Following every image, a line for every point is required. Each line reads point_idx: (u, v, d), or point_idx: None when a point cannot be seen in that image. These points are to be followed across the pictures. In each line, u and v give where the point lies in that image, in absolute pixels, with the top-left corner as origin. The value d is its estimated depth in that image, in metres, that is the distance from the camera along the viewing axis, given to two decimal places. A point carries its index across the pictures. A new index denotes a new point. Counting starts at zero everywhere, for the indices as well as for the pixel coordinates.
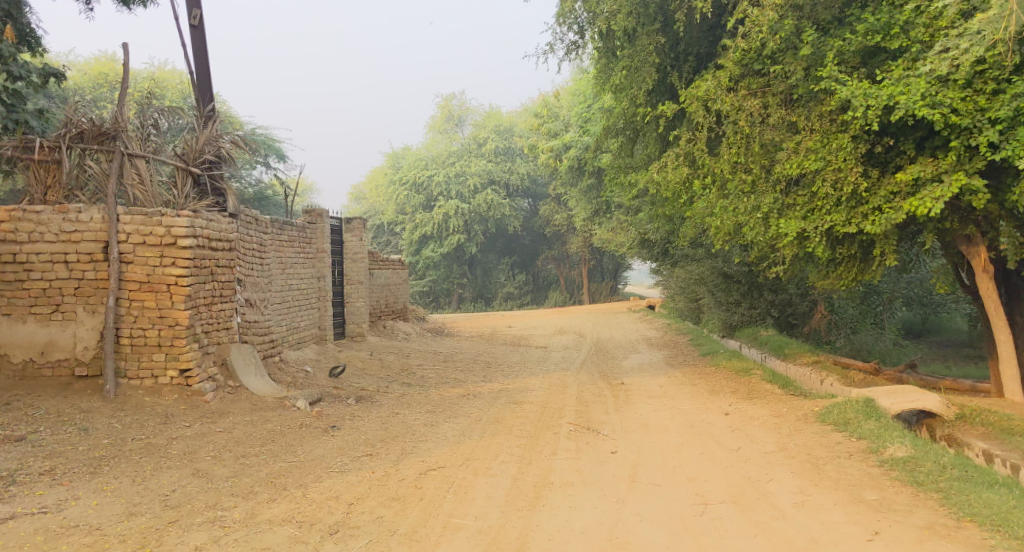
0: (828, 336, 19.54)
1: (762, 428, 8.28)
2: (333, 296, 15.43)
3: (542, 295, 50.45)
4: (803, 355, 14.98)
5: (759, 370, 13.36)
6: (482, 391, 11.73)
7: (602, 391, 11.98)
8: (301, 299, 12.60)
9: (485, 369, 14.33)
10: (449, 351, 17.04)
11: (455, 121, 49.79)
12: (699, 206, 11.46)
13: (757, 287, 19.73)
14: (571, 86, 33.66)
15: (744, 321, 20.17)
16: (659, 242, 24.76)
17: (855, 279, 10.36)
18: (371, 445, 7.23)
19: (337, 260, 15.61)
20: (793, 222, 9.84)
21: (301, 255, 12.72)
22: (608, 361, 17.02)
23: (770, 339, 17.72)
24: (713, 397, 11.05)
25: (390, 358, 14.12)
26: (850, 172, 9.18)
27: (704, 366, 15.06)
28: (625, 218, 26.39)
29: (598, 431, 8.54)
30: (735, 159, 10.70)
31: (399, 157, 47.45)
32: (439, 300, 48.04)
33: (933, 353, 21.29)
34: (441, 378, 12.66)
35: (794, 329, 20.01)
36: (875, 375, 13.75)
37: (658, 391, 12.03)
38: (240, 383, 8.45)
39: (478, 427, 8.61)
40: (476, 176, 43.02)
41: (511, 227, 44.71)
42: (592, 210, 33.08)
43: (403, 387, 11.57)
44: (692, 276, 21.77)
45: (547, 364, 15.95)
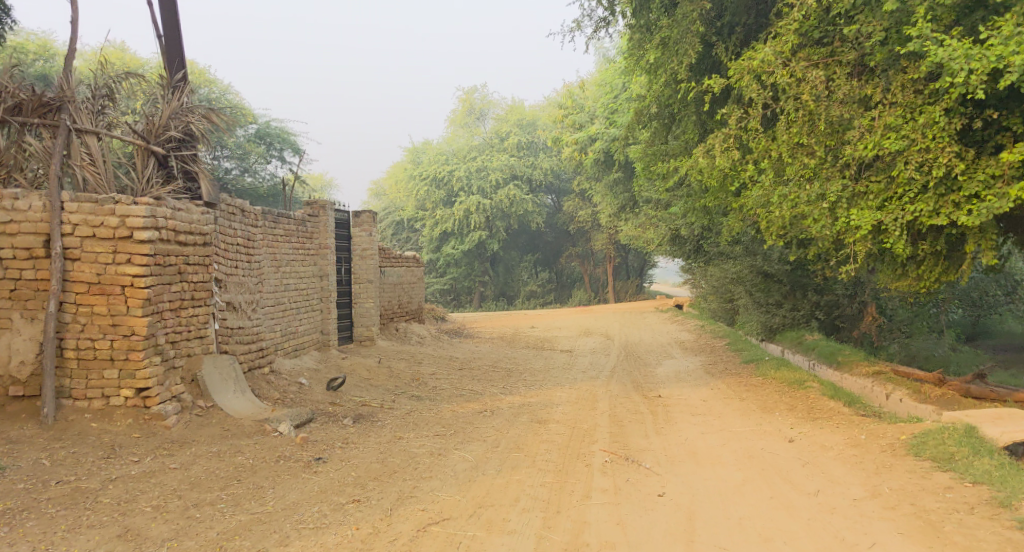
0: (880, 341, 17.98)
1: (840, 465, 6.85)
2: (340, 297, 14.16)
3: (565, 294, 48.99)
4: (859, 363, 13.45)
5: (813, 383, 11.87)
6: (502, 406, 10.38)
7: (637, 407, 10.60)
8: (299, 301, 11.31)
9: (506, 378, 13.00)
10: (467, 356, 15.69)
11: (477, 115, 48.44)
12: (751, 194, 10.01)
13: (801, 288, 18.17)
14: (597, 76, 32.15)
15: (786, 324, 18.47)
16: (691, 238, 23.23)
17: (938, 279, 8.90)
18: (365, 485, 5.91)
19: (344, 257, 14.34)
20: (868, 213, 8.39)
21: (299, 252, 11.44)
22: (640, 368, 15.59)
23: (818, 344, 16.18)
24: (766, 417, 9.61)
25: (401, 365, 12.82)
26: (941, 152, 7.72)
27: (748, 376, 13.57)
28: (655, 214, 24.87)
29: (638, 464, 7.13)
30: (796, 140, 9.24)
31: (419, 152, 46.00)
32: (459, 299, 46.73)
33: (992, 359, 19.64)
34: (456, 390, 11.33)
35: (841, 333, 18.44)
36: (940, 384, 11.66)
37: (701, 408, 10.58)
38: (213, 403, 7.13)
39: (495, 456, 7.25)
40: (498, 171, 41.65)
41: (534, 223, 43.35)
42: (619, 205, 31.59)
43: (413, 401, 10.24)
44: (729, 275, 20.25)
45: (573, 372, 14.57)
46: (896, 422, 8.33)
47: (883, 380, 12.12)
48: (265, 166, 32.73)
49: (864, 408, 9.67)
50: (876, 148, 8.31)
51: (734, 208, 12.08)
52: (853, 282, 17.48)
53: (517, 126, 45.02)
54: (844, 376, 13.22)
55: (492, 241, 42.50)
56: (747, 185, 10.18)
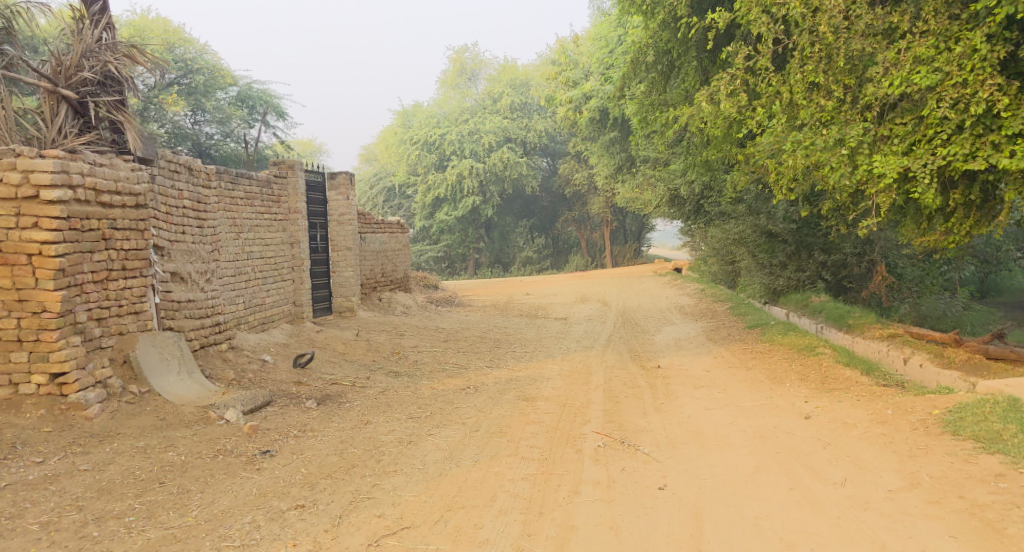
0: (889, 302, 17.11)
1: (868, 447, 5.97)
2: (316, 265, 13.23)
3: (563, 259, 47.99)
4: (872, 326, 12.56)
5: (825, 349, 10.99)
6: (487, 381, 9.50)
7: (635, 380, 9.73)
8: (266, 270, 10.36)
9: (493, 349, 12.11)
10: (454, 326, 14.80)
11: (468, 76, 47.04)
12: (759, 143, 9.03)
13: (807, 248, 17.25)
14: (591, 31, 30.88)
15: (791, 286, 17.82)
16: (691, 198, 22.23)
17: (969, 233, 8.00)
18: (312, 488, 5.02)
19: (320, 222, 13.37)
20: (893, 159, 7.46)
21: (265, 216, 10.48)
22: (638, 336, 14.72)
23: (826, 306, 15.28)
24: (777, 390, 8.74)
25: (380, 337, 11.92)
26: (981, 85, 6.81)
27: (753, 343, 12.68)
28: (653, 174, 23.84)
29: (636, 449, 6.27)
30: (810, 79, 8.28)
31: (409, 116, 44.62)
32: (454, 266, 45.66)
33: (1007, 319, 18.77)
34: (438, 364, 10.44)
35: (849, 294, 17.55)
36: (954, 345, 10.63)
37: (704, 380, 9.71)
38: (149, 388, 6.19)
39: (474, 442, 6.38)
40: (491, 133, 40.44)
41: (529, 186, 42.31)
42: (615, 165, 30.52)
43: (388, 377, 9.34)
44: (730, 236, 19.30)
45: (568, 342, 13.71)
46: (925, 393, 7.45)
47: (899, 344, 11.23)
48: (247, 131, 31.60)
49: (885, 377, 8.78)
50: (904, 84, 7.36)
51: (739, 161, 11.09)
52: (862, 241, 16.54)
53: (510, 86, 43.69)
54: (856, 340, 12.33)
55: (487, 206, 41.42)
56: (757, 133, 9.19)
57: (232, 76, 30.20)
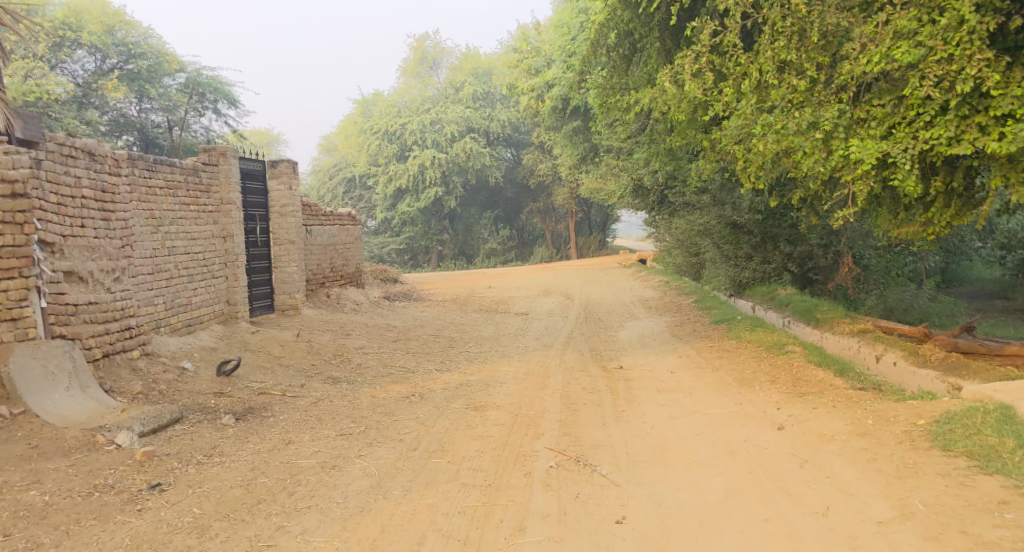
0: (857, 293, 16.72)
1: (850, 466, 5.33)
2: (256, 261, 12.34)
3: (528, 251, 47.26)
4: (841, 321, 12.05)
5: (795, 347, 10.41)
6: (434, 387, 8.74)
7: (596, 383, 9.06)
8: (193, 267, 9.44)
9: (445, 349, 11.33)
10: (407, 324, 13.99)
11: (430, 64, 45.96)
12: (727, 128, 8.40)
13: (773, 239, 16.78)
14: (553, 17, 30.14)
15: (757, 278, 17.33)
16: (655, 188, 21.68)
17: (951, 223, 7.44)
18: (203, 536, 4.30)
19: (260, 214, 12.46)
20: (871, 143, 6.87)
21: (192, 207, 9.57)
22: (599, 332, 14.10)
23: (793, 299, 14.79)
24: (747, 394, 8.13)
25: (323, 338, 11.06)
26: (968, 60, 6.23)
27: (720, 340, 12.10)
28: (617, 163, 23.23)
29: (592, 470, 5.59)
30: (782, 56, 7.64)
31: (369, 105, 43.42)
32: (417, 258, 44.65)
33: (974, 311, 18.48)
34: (382, 367, 9.64)
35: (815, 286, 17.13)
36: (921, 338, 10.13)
37: (668, 383, 9.06)
38: (23, 408, 5.50)
39: (409, 465, 5.64)
40: (453, 123, 39.54)
41: (492, 177, 41.54)
42: (579, 155, 29.86)
43: (325, 384, 8.53)
44: (695, 228, 18.77)
45: (526, 340, 13.02)
46: (905, 399, 6.88)
47: (872, 340, 10.69)
48: (195, 120, 30.32)
49: (861, 379, 8.21)
50: (884, 61, 6.75)
51: (705, 148, 10.44)
52: (829, 231, 16.08)
53: (472, 75, 42.73)
54: (826, 336, 11.80)
55: (450, 197, 40.53)
56: (725, 117, 8.57)
57: (178, 61, 28.74)
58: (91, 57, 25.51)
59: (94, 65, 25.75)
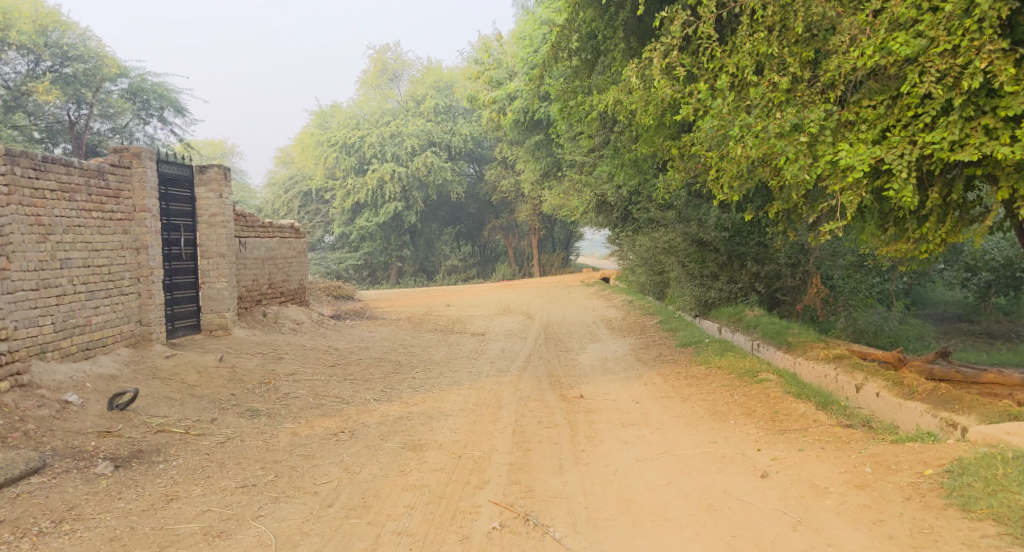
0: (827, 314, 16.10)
1: (851, 532, 4.49)
2: (181, 275, 11.17)
3: (489, 268, 46.31)
4: (816, 346, 11.29)
5: (769, 374, 9.58)
6: (367, 420, 7.68)
7: (553, 416, 8.10)
8: (94, 282, 8.26)
9: (387, 374, 10.28)
10: (351, 345, 12.89)
11: (390, 76, 44.94)
12: (700, 131, 7.56)
13: (740, 257, 16.07)
14: (515, 30, 29.46)
15: (723, 299, 16.61)
16: (618, 204, 20.94)
17: (949, 240, 6.64)
18: None
19: (185, 224, 11.31)
20: (863, 148, 6.04)
21: (97, 214, 8.41)
22: (559, 355, 13.16)
23: (762, 321, 14.06)
24: (721, 430, 7.23)
25: (250, 362, 9.93)
26: (976, 53, 5.44)
27: (687, 365, 11.22)
28: (579, 178, 22.48)
29: (544, 534, 4.67)
30: (762, 50, 6.83)
31: (327, 117, 42.16)
32: (375, 275, 43.34)
33: (943, 333, 18.00)
34: (312, 397, 8.55)
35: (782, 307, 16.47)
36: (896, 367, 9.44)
37: (632, 416, 8.12)
38: None
39: (320, 530, 4.64)
40: (413, 136, 38.60)
41: (453, 192, 40.62)
42: (541, 170, 29.13)
43: (240, 418, 7.41)
44: (659, 245, 18.00)
45: (480, 363, 12.03)
46: (903, 441, 6.07)
47: (849, 366, 9.92)
48: (138, 128, 29.17)
49: (846, 414, 7.36)
50: (878, 54, 5.97)
51: (673, 156, 9.61)
52: (798, 250, 15.43)
53: (434, 89, 41.85)
54: (799, 362, 11.03)
55: (409, 212, 39.46)
56: (697, 120, 7.73)
57: (121, 67, 27.73)
58: (24, 59, 24.12)
59: (27, 69, 24.37)
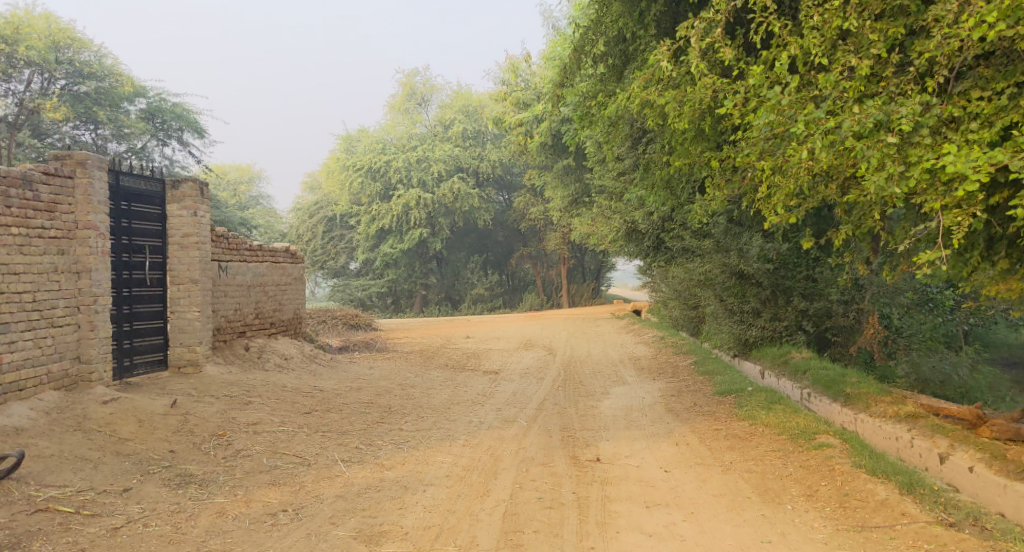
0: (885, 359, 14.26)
1: None
2: (144, 303, 9.81)
3: (517, 298, 44.71)
4: (882, 401, 9.53)
5: (830, 438, 7.88)
6: (324, 491, 6.15)
7: (560, 489, 6.49)
8: (11, 312, 7.11)
9: (370, 424, 8.74)
10: (341, 386, 11.39)
11: (419, 101, 43.75)
12: (753, 134, 6.07)
13: (784, 292, 14.35)
14: (545, 51, 28.14)
15: (766, 338, 14.72)
16: (649, 232, 19.29)
17: None
18: None
19: (152, 245, 9.99)
20: (979, 150, 4.50)
21: (15, 231, 7.21)
22: (577, 400, 11.53)
23: (812, 366, 12.30)
24: (776, 522, 5.60)
25: (209, 407, 8.47)
26: None
27: (727, 419, 9.50)
28: (609, 203, 20.91)
29: None
30: (837, 25, 5.35)
31: (354, 141, 41.16)
32: (399, 303, 42.05)
33: (1016, 382, 15.97)
34: (268, 456, 7.06)
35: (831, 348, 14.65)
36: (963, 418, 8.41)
37: (661, 491, 6.47)
38: None
39: None
40: (440, 162, 37.52)
41: (480, 220, 39.32)
42: (569, 196, 27.63)
43: (163, 485, 5.95)
44: (694, 277, 16.28)
45: (485, 411, 10.43)
46: None
47: (929, 431, 8.11)
48: (155, 151, 28.63)
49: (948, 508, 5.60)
50: (1001, 24, 4.45)
51: (716, 167, 8.01)
52: (852, 286, 13.67)
53: (462, 113, 40.66)
54: (861, 419, 9.30)
55: (435, 239, 38.25)
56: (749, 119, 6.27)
57: (139, 87, 27.19)
58: (37, 77, 23.39)
59: (39, 86, 23.64)
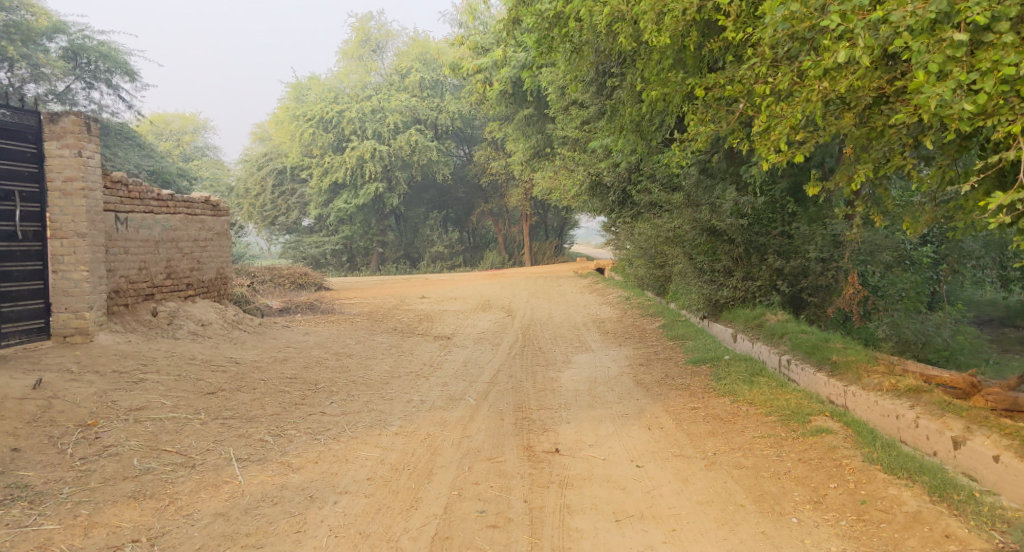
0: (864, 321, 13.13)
1: None
2: (14, 260, 8.19)
3: (478, 255, 43.23)
4: (877, 374, 8.42)
5: (827, 421, 6.70)
6: (202, 508, 4.77)
7: (509, 496, 5.20)
8: None
9: (286, 408, 7.31)
10: (263, 357, 9.91)
11: (374, 47, 41.34)
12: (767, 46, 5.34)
13: (758, 250, 13.18)
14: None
15: (738, 299, 13.40)
16: (615, 185, 17.92)
17: None
18: None
19: (24, 191, 8.36)
20: None
21: None
22: (535, 372, 10.22)
23: (790, 329, 11.13)
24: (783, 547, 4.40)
25: (85, 387, 6.95)
26: None
27: (705, 395, 8.28)
28: (573, 155, 19.46)
29: None
30: None
31: (304, 90, 38.75)
32: (355, 261, 40.28)
33: (998, 346, 15.12)
34: (141, 455, 5.61)
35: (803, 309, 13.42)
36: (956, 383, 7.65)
37: (636, 497, 5.21)
38: None
39: None
40: (396, 113, 35.50)
41: (439, 174, 37.68)
42: (530, 148, 26.10)
43: None
44: (661, 233, 14.83)
45: (429, 385, 9.08)
46: None
47: (940, 411, 6.97)
48: (79, 94, 26.56)
49: (1002, 528, 4.45)
50: None
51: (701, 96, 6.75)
52: (829, 242, 12.63)
53: (419, 61, 38.57)
54: (853, 393, 8.18)
55: (392, 194, 36.51)
56: (758, 30, 5.46)
57: (56, 22, 25.18)
58: None
59: None
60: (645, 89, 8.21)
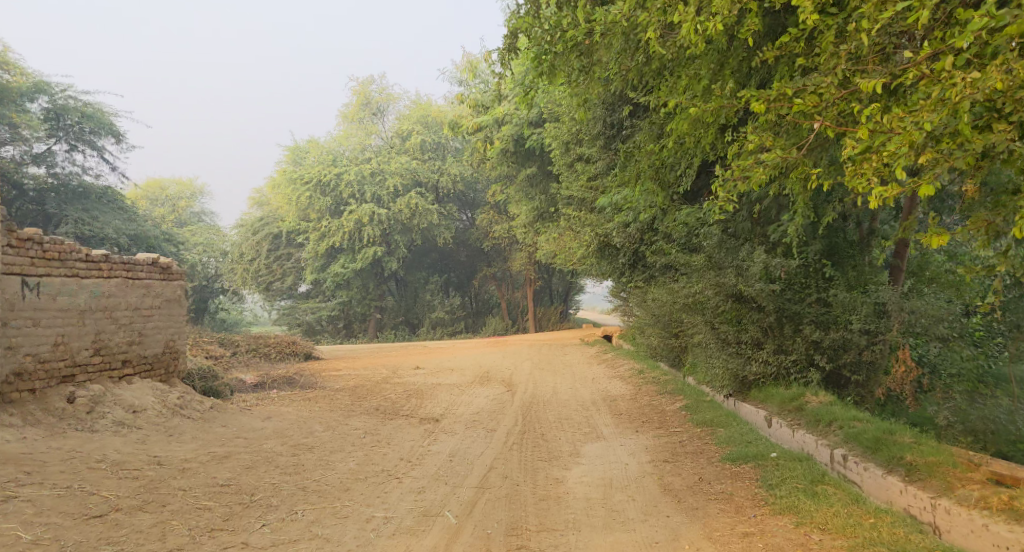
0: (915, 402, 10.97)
1: None
2: None
3: (480, 321, 41.27)
4: (978, 483, 6.47)
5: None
6: None
7: None
8: None
9: (196, 539, 5.45)
10: (200, 453, 8.01)
11: (374, 110, 39.77)
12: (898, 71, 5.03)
13: (791, 319, 11.14)
14: None
15: (768, 376, 11.29)
16: (625, 247, 16.18)
17: None
18: None
19: None
20: None
21: None
22: (535, 470, 8.26)
23: (831, 413, 9.00)
24: None
25: None
26: None
27: (757, 514, 6.43)
28: (578, 215, 17.82)
29: None
30: None
31: (302, 153, 37.43)
32: (352, 327, 38.35)
33: None
34: None
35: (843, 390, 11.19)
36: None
37: None
38: None
39: None
40: (396, 175, 34.28)
41: (440, 239, 36.21)
42: (533, 210, 24.52)
43: None
44: (678, 299, 12.97)
45: (399, 494, 7.15)
46: None
47: None
48: (61, 156, 25.50)
49: None
50: None
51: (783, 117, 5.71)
52: (872, 312, 10.61)
53: (420, 124, 37.43)
54: (944, 510, 6.26)
55: (390, 258, 35.11)
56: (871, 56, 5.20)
57: (37, 81, 24.28)
58: None
59: None
60: (690, 107, 6.76)
